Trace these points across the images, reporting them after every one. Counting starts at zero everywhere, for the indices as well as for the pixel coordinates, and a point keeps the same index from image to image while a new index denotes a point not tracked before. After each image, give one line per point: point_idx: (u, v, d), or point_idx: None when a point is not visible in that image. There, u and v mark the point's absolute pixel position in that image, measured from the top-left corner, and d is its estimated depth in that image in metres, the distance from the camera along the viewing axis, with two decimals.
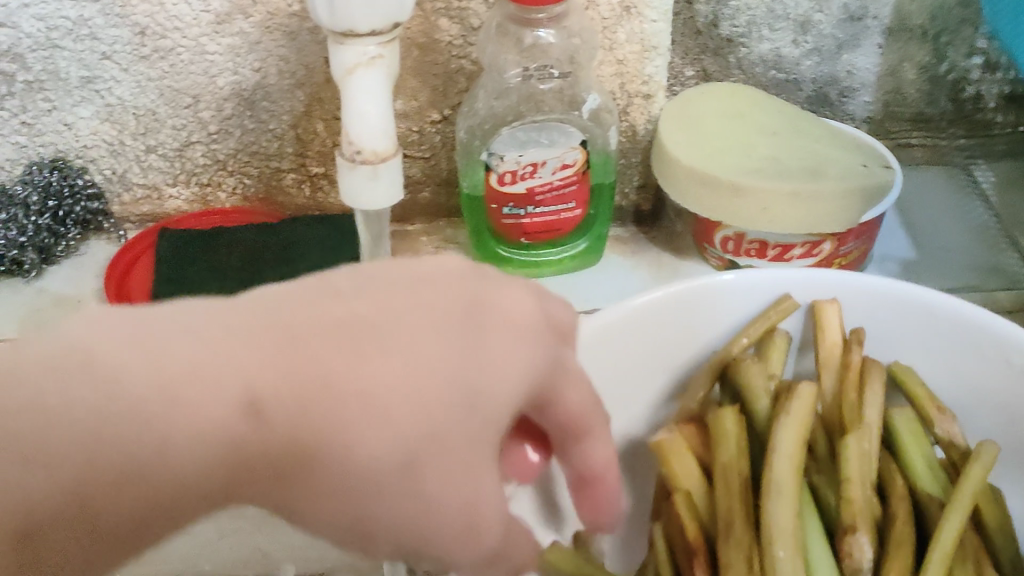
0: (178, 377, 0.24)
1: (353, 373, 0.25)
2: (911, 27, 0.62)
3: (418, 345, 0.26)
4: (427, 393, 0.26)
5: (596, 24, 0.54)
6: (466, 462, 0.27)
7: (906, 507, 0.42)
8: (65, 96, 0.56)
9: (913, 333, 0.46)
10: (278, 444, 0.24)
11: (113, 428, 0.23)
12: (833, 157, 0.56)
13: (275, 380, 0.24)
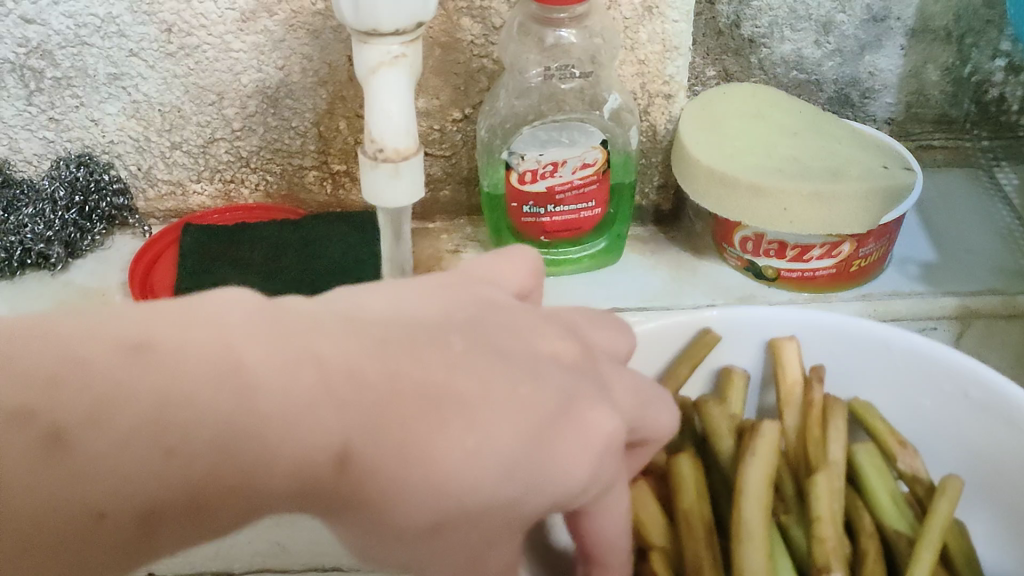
0: (286, 412, 0.23)
1: (439, 432, 0.24)
2: (934, 29, 0.61)
3: (511, 404, 0.26)
4: (509, 447, 0.25)
5: (618, 24, 0.54)
6: (498, 522, 0.26)
7: (874, 544, 0.42)
8: (92, 93, 0.57)
9: (871, 370, 0.47)
10: (352, 489, 0.24)
11: (234, 445, 0.22)
12: (854, 158, 0.56)
13: (369, 432, 0.23)
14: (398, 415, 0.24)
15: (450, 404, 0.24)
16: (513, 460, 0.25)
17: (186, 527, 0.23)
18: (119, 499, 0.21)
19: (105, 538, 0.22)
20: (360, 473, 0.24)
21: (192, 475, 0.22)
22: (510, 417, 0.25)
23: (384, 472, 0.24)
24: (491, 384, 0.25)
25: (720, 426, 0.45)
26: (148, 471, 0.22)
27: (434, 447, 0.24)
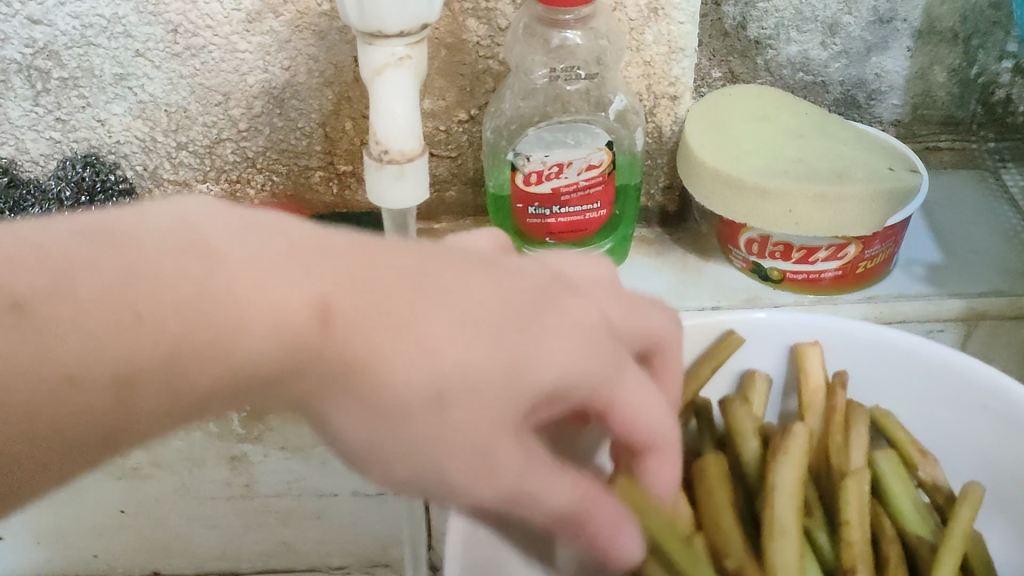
0: (256, 274, 0.25)
1: (405, 298, 0.26)
2: (941, 30, 0.61)
3: (466, 281, 0.28)
4: (476, 318, 0.27)
5: (624, 25, 0.54)
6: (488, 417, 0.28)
7: (897, 550, 0.41)
8: (99, 93, 0.57)
9: (893, 380, 0.46)
10: (334, 348, 0.26)
11: (209, 307, 0.24)
12: (860, 160, 0.55)
13: (341, 293, 0.26)
14: (363, 279, 0.26)
15: (418, 282, 0.27)
16: (480, 330, 0.27)
17: (160, 386, 0.25)
18: (85, 364, 0.24)
19: (82, 396, 0.24)
20: (338, 328, 0.26)
21: (160, 335, 0.24)
22: (479, 303, 0.27)
23: (365, 334, 0.26)
24: (447, 269, 0.28)
25: (745, 426, 0.45)
26: (109, 328, 0.24)
27: (400, 310, 0.26)
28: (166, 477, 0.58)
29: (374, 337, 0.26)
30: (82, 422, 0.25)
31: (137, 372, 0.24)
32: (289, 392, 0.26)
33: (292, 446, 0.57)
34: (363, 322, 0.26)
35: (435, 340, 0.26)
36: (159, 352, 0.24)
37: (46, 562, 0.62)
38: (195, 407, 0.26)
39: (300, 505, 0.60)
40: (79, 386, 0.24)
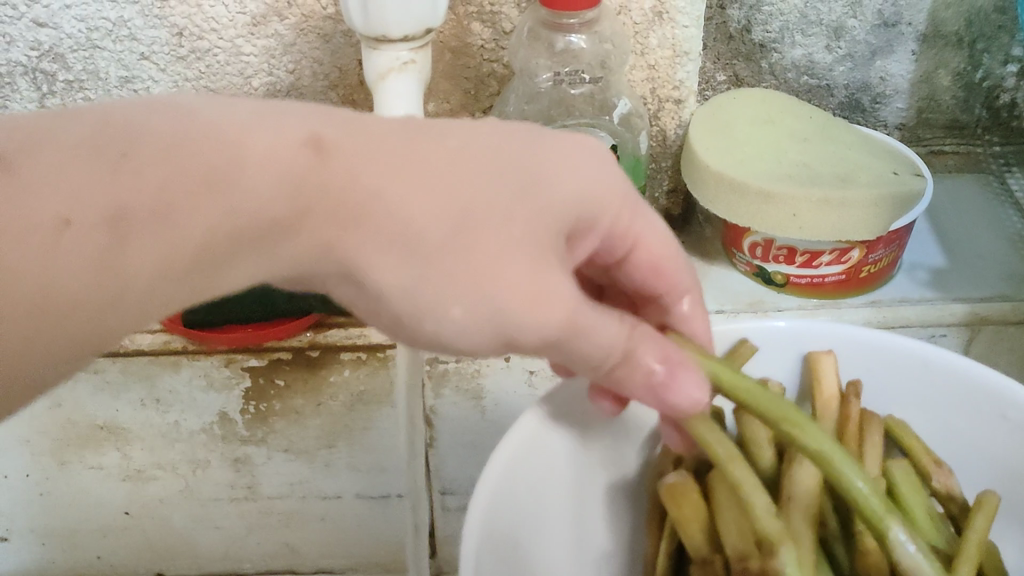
0: (238, 120, 0.25)
1: (396, 140, 0.27)
2: (946, 34, 0.61)
3: (448, 132, 0.28)
4: (466, 162, 0.27)
5: (628, 29, 0.54)
6: (514, 242, 0.27)
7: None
8: (104, 96, 0.57)
9: (911, 391, 0.43)
10: (337, 177, 0.25)
11: (190, 147, 0.24)
12: (865, 164, 0.55)
13: (330, 130, 0.26)
14: (343, 124, 0.26)
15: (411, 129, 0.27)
16: (473, 165, 0.28)
17: (160, 230, 0.23)
18: (78, 203, 0.23)
19: (73, 245, 0.23)
20: (336, 155, 0.25)
21: (147, 174, 0.23)
22: (470, 143, 0.28)
23: (364, 164, 0.26)
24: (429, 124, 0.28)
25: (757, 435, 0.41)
26: (102, 173, 0.23)
27: (390, 146, 0.26)
28: (170, 478, 0.59)
29: (378, 169, 0.26)
30: (82, 275, 0.23)
31: (135, 206, 0.23)
32: (301, 245, 0.26)
33: (297, 447, 0.58)
34: (360, 151, 0.26)
35: (443, 175, 0.27)
36: (157, 183, 0.23)
37: (50, 562, 0.62)
38: (205, 257, 0.24)
39: (304, 507, 0.60)
40: (72, 232, 0.23)
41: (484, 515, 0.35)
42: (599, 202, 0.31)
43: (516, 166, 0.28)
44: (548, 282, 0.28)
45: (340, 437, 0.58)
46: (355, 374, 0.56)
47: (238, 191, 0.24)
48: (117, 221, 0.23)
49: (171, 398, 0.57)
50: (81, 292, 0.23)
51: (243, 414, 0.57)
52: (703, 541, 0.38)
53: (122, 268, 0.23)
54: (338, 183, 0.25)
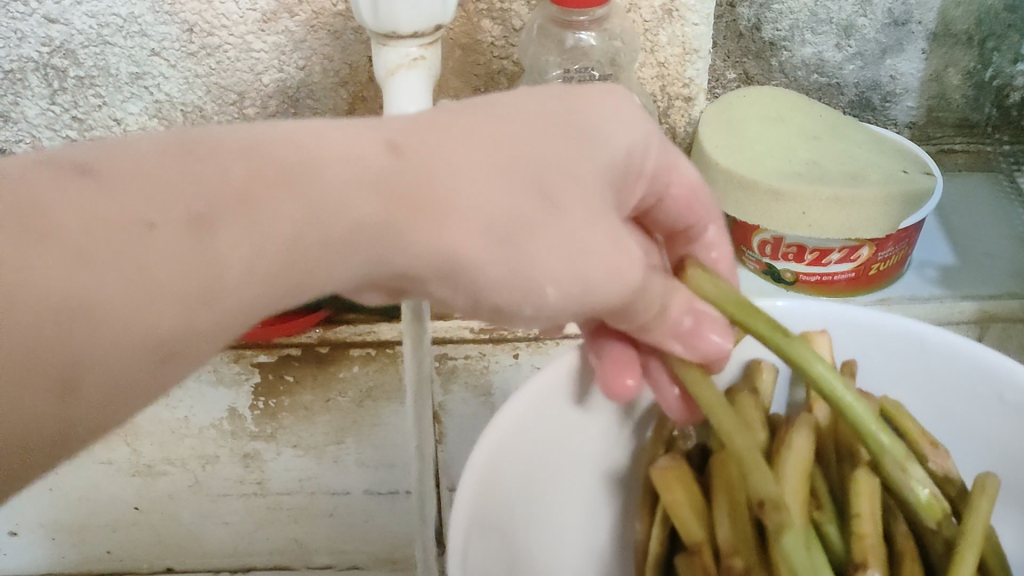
0: (302, 131, 0.25)
1: (463, 132, 0.27)
2: (955, 33, 0.61)
3: (506, 116, 0.29)
4: (528, 138, 0.28)
5: (638, 27, 0.54)
6: (587, 209, 0.28)
7: (911, 544, 0.37)
8: (115, 92, 0.57)
9: (906, 369, 0.43)
10: (416, 173, 0.26)
11: (271, 150, 0.24)
12: (875, 162, 0.55)
13: (404, 134, 0.26)
14: (409, 126, 0.27)
15: (472, 115, 0.28)
16: (537, 144, 0.28)
17: (245, 231, 0.23)
18: (164, 207, 0.22)
19: (162, 245, 0.22)
20: (411, 156, 0.26)
21: (229, 171, 0.23)
22: (512, 120, 0.29)
23: (429, 170, 0.26)
24: (488, 112, 0.29)
25: (752, 415, 0.41)
26: (183, 174, 0.23)
27: (456, 139, 0.27)
28: (181, 474, 0.59)
29: (439, 168, 0.26)
30: (170, 274, 0.22)
31: (217, 205, 0.23)
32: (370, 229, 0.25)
33: (305, 444, 0.58)
34: (437, 149, 0.26)
35: (497, 161, 0.27)
36: (239, 183, 0.23)
37: (60, 557, 0.62)
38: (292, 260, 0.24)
39: (312, 503, 0.61)
40: (159, 236, 0.22)
41: (481, 473, 0.35)
42: (635, 152, 0.32)
43: (568, 134, 0.29)
44: (626, 252, 0.30)
45: (349, 433, 0.58)
46: (363, 371, 0.56)
47: (323, 192, 0.24)
48: (201, 219, 0.22)
49: (180, 393, 0.56)
50: (172, 287, 0.22)
51: (252, 409, 0.57)
52: (695, 527, 0.38)
53: (214, 261, 0.23)
54: (412, 189, 0.25)
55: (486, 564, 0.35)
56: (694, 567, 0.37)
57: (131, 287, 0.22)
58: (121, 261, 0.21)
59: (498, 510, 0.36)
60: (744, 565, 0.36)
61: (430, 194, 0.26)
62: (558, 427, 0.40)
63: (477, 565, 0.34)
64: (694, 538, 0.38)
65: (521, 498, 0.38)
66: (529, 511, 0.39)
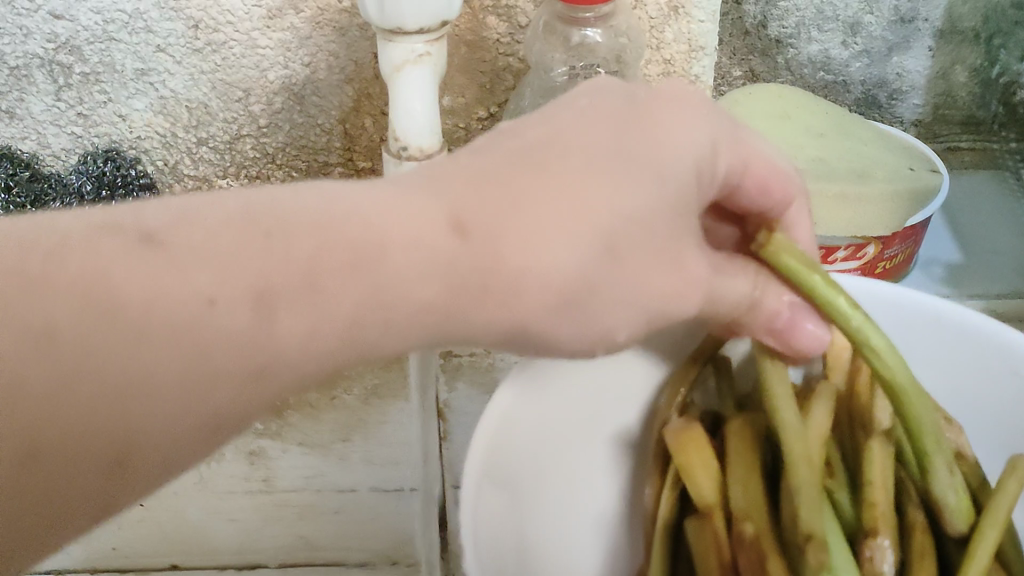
0: (368, 210, 0.26)
1: (535, 182, 0.28)
2: (962, 30, 0.61)
3: (572, 151, 0.29)
4: (599, 173, 0.29)
5: (643, 23, 0.54)
6: (656, 249, 0.30)
7: (922, 515, 0.37)
8: (120, 88, 0.57)
9: (920, 345, 0.42)
10: (481, 252, 0.27)
11: (342, 231, 0.26)
12: (880, 159, 0.55)
13: (474, 205, 0.27)
14: (472, 189, 0.28)
15: (540, 155, 0.29)
16: (606, 181, 0.29)
17: (303, 311, 0.25)
18: (219, 284, 0.25)
19: (218, 321, 0.25)
20: (477, 236, 0.27)
21: (296, 254, 0.25)
22: (578, 158, 0.29)
23: (512, 231, 0.27)
24: (555, 151, 0.29)
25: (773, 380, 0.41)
26: (256, 254, 0.25)
27: (529, 195, 0.28)
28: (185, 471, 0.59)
29: (523, 225, 0.27)
30: (222, 347, 0.25)
31: (279, 287, 0.25)
32: None
33: (311, 441, 0.60)
34: (501, 220, 0.27)
35: (584, 206, 0.28)
36: (304, 266, 0.25)
37: None
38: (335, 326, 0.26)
39: None
40: (218, 310, 0.25)
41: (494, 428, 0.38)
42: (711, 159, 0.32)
43: (638, 159, 0.30)
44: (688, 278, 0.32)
45: (355, 431, 0.60)
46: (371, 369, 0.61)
47: (392, 273, 0.26)
48: (260, 299, 0.25)
49: None
50: (227, 363, 0.25)
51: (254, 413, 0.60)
52: (707, 490, 0.38)
53: (269, 339, 0.25)
54: (486, 251, 0.27)
55: (499, 515, 0.37)
56: (704, 530, 0.37)
57: (183, 355, 0.25)
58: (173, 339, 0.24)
59: (515, 465, 0.38)
60: (754, 530, 0.36)
61: (501, 271, 0.27)
62: (586, 394, 0.41)
63: (489, 516, 0.36)
64: (705, 499, 0.38)
65: (544, 461, 0.40)
66: (554, 475, 0.40)
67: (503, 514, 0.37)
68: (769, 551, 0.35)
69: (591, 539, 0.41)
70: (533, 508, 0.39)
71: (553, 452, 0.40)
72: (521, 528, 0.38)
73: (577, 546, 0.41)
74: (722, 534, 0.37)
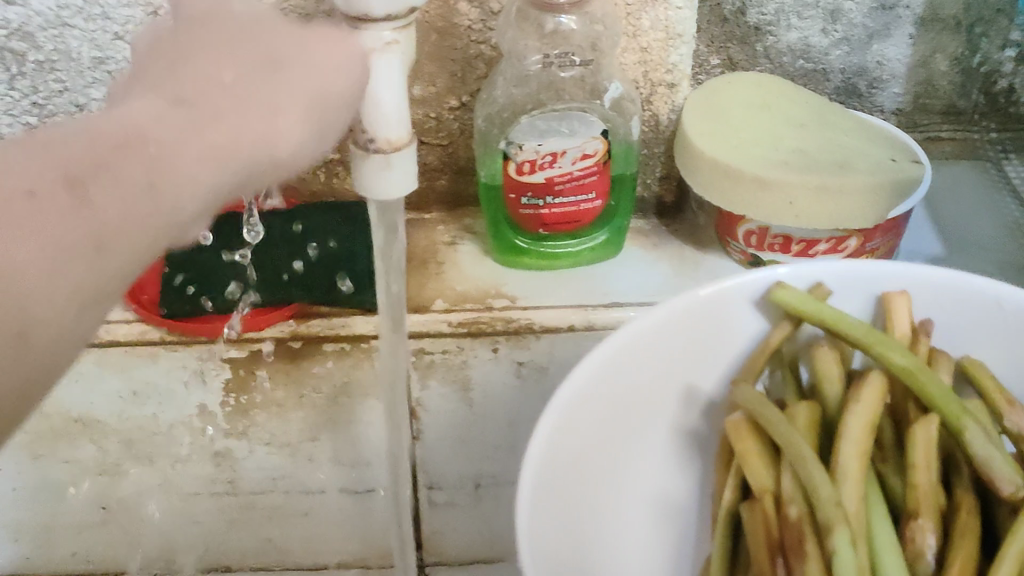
0: (92, 164, 0.30)
1: (174, 146, 0.32)
2: (944, 17, 0.60)
3: (183, 138, 0.32)
4: (225, 134, 0.32)
5: (620, 11, 0.52)
6: (258, 96, 0.33)
7: (972, 498, 0.36)
8: (77, 77, 0.55)
9: (985, 338, 0.40)
10: (107, 156, 0.31)
11: (88, 163, 0.30)
12: (862, 150, 0.54)
13: (58, 168, 0.30)
14: (89, 159, 0.30)
15: (139, 146, 0.31)
16: (239, 83, 0.33)
17: (111, 191, 0.30)
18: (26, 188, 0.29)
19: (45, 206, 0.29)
20: (162, 155, 0.31)
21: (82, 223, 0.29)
22: (223, 77, 0.33)
23: (209, 130, 0.32)
24: (164, 134, 0.32)
25: (829, 371, 0.40)
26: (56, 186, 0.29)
27: (235, 120, 0.33)
28: (149, 472, 0.58)
29: (198, 137, 0.32)
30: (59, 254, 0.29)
31: (78, 174, 0.30)
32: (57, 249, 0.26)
33: (279, 441, 0.57)
34: (205, 113, 0.32)
35: (219, 129, 0.32)
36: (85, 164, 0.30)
37: (23, 559, 0.62)
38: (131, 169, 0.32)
39: (289, 503, 0.60)
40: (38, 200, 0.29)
41: (549, 444, 0.35)
42: (251, 74, 0.33)
43: (204, 103, 0.33)
44: (334, 45, 0.34)
45: (323, 431, 0.57)
46: (339, 367, 0.54)
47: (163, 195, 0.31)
48: (71, 183, 0.30)
49: (148, 390, 0.55)
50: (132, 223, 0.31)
51: (223, 407, 0.56)
52: (766, 475, 0.37)
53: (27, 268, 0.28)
54: (203, 119, 0.32)
55: (553, 542, 0.34)
56: (755, 512, 0.36)
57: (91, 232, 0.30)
58: (101, 240, 0.30)
59: (565, 476, 0.36)
60: (799, 513, 0.35)
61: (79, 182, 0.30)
62: (594, 429, 0.38)
63: (542, 538, 0.34)
64: (760, 483, 0.36)
65: (585, 473, 0.37)
66: (592, 488, 0.38)
67: (553, 535, 0.34)
68: (809, 531, 0.34)
69: (641, 534, 0.40)
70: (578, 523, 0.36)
71: (592, 459, 0.38)
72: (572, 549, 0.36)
73: (623, 555, 0.39)
74: (771, 516, 0.35)
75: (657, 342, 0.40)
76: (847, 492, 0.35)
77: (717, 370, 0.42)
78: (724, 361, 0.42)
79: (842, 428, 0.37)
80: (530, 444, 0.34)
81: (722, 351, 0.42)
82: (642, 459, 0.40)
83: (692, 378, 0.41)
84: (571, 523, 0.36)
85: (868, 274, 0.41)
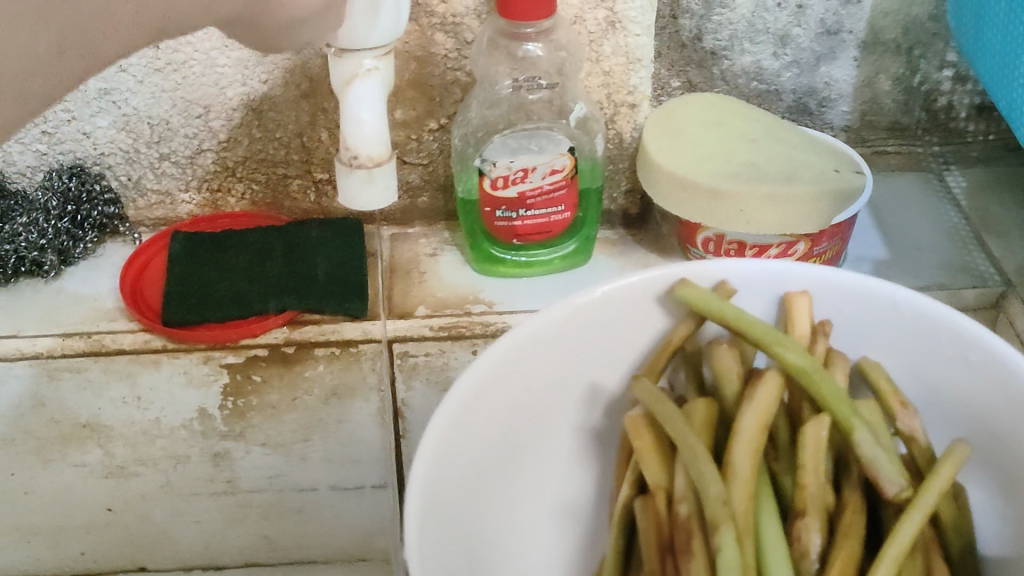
0: None
1: None
2: (885, 41, 0.65)
3: None
4: None
5: (583, 37, 0.57)
6: None
7: (858, 497, 0.40)
8: (84, 106, 0.59)
9: (883, 332, 0.44)
10: None
11: None
12: (807, 163, 0.59)
13: None
14: None
15: None
16: None
17: None
18: None
19: None
20: None
21: None
22: None
23: None
24: None
25: (728, 367, 0.44)
26: None
27: None
28: (152, 474, 0.61)
29: None
30: None
31: None
32: None
33: (273, 441, 0.61)
34: None
35: None
36: None
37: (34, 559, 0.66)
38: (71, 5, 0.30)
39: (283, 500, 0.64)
40: None
41: (445, 437, 0.38)
42: None
43: None
44: None
45: (314, 430, 0.61)
46: (329, 370, 0.59)
47: None
48: None
49: (152, 396, 0.59)
50: None
51: (221, 410, 0.60)
52: (660, 473, 0.41)
53: None
54: None
55: (447, 534, 0.38)
56: (648, 508, 0.40)
57: None
58: None
59: (460, 467, 0.39)
60: (688, 511, 0.39)
61: None
62: (489, 421, 0.41)
63: (433, 543, 0.36)
64: (655, 481, 0.41)
65: (478, 470, 0.41)
66: (485, 476, 0.41)
67: (446, 520, 0.38)
68: (697, 529, 0.38)
69: (530, 525, 0.45)
70: (471, 522, 0.40)
71: (487, 455, 0.41)
72: (464, 549, 0.39)
73: (510, 536, 0.44)
74: (663, 514, 0.40)
75: (552, 341, 0.43)
76: (737, 492, 0.39)
77: (609, 366, 0.46)
78: (620, 356, 0.46)
79: (737, 427, 0.41)
80: (427, 435, 0.38)
81: (615, 348, 0.45)
82: (533, 448, 0.44)
83: (587, 373, 0.45)
84: (464, 506, 0.40)
85: (769, 272, 0.45)
